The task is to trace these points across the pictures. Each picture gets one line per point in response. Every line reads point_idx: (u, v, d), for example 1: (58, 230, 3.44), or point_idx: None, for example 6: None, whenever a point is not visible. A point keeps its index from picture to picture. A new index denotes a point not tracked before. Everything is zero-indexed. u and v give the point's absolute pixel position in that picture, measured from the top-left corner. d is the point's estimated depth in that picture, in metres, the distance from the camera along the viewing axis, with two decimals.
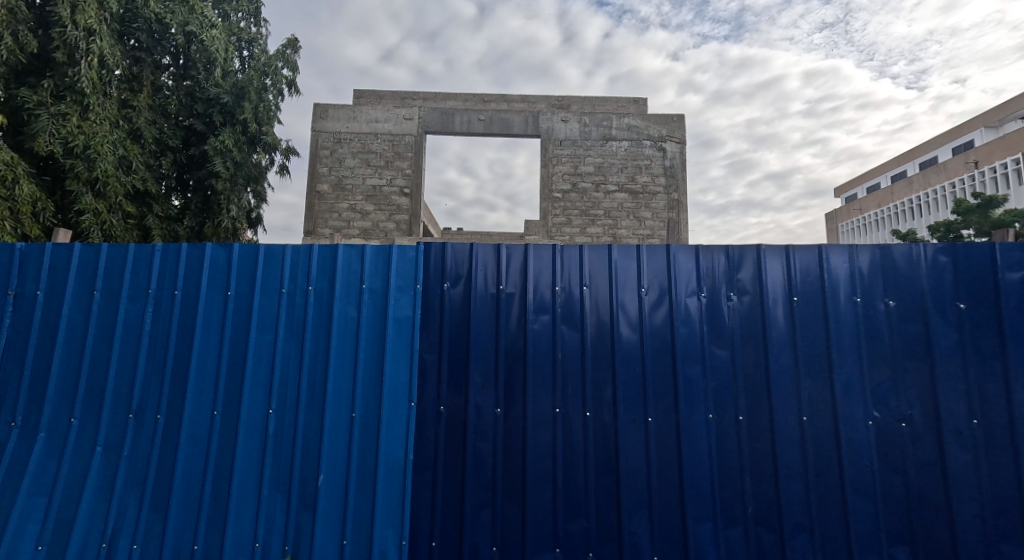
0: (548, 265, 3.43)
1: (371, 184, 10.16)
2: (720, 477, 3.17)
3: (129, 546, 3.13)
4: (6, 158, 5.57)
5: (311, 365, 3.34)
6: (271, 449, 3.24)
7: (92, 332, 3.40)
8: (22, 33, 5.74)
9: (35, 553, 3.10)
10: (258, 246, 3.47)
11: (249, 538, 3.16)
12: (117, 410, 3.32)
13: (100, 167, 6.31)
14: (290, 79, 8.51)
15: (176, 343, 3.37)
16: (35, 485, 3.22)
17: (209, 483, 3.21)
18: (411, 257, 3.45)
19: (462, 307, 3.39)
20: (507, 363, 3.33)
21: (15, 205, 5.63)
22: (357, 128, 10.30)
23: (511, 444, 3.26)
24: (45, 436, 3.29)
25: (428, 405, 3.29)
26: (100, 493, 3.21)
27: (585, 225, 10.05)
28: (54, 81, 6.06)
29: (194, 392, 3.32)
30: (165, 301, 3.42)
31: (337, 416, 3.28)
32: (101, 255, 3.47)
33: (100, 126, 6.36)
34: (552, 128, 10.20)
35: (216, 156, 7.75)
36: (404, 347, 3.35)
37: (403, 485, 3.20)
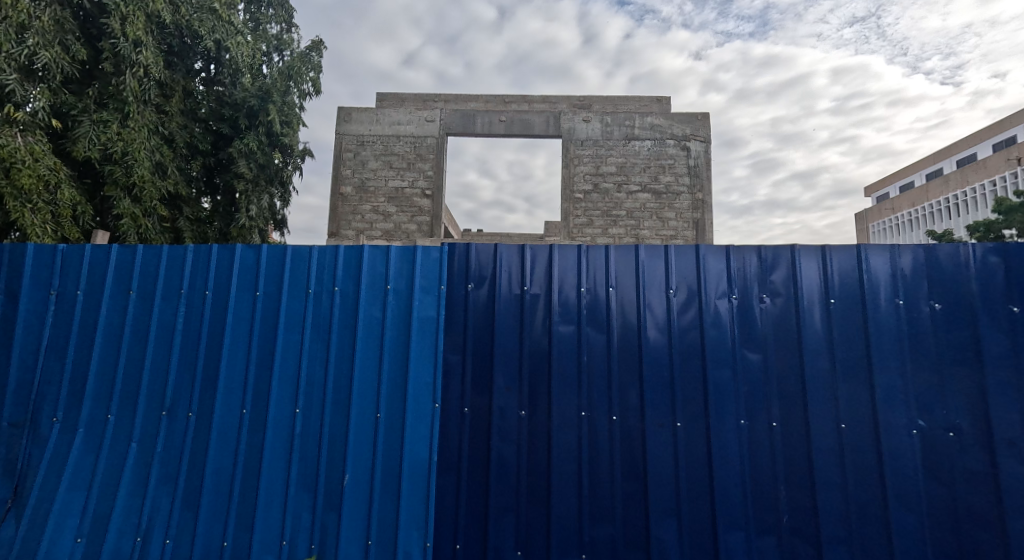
0: (574, 266, 3.37)
1: (393, 186, 10.19)
2: (752, 484, 3.08)
3: (162, 540, 3.17)
4: (51, 164, 5.71)
5: (337, 365, 3.34)
6: (298, 447, 3.25)
7: (128, 331, 3.45)
8: (71, 42, 5.92)
9: (74, 545, 3.17)
10: (285, 248, 3.48)
11: (277, 536, 3.17)
12: (151, 406, 3.36)
13: (138, 172, 6.44)
14: (313, 80, 8.63)
15: (208, 341, 3.40)
16: (74, 480, 3.28)
17: (239, 481, 3.23)
18: (435, 257, 3.43)
19: (487, 308, 3.36)
20: (531, 367, 3.28)
21: (58, 209, 5.78)
22: (380, 130, 10.36)
23: (535, 448, 3.21)
24: (83, 431, 3.35)
25: (452, 407, 3.27)
26: (135, 488, 3.25)
27: (606, 226, 9.93)
28: (98, 89, 6.30)
29: (224, 390, 3.34)
30: (196, 302, 3.45)
31: (361, 414, 3.28)
32: (136, 256, 3.52)
33: (139, 134, 6.51)
34: (573, 128, 10.09)
35: (241, 159, 7.92)
36: (427, 348, 3.33)
37: (427, 485, 3.18)
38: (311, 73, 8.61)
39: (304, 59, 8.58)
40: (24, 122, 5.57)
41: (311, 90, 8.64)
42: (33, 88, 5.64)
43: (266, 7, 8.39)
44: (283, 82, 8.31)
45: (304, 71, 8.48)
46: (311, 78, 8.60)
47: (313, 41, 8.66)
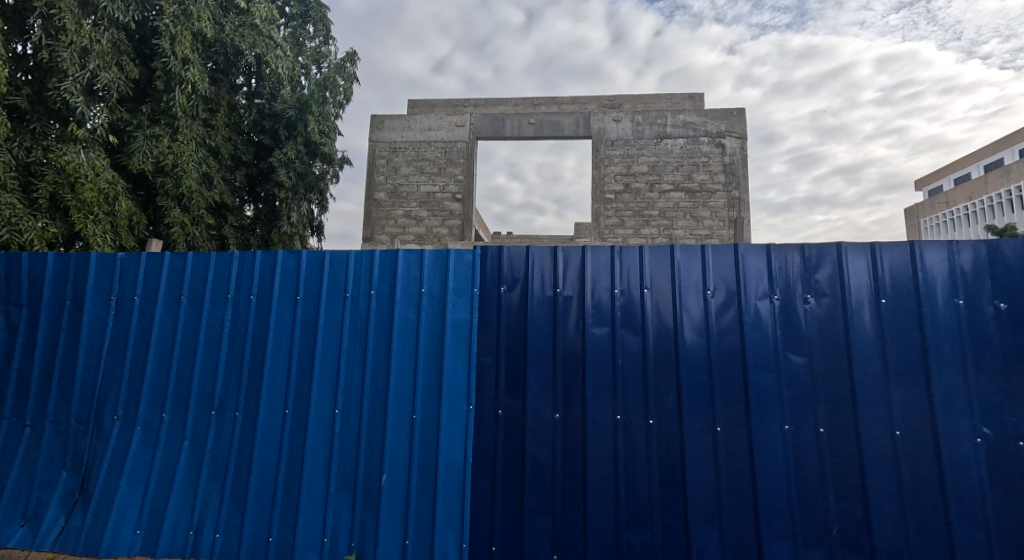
0: (607, 268, 3.30)
1: (425, 191, 10.25)
2: (799, 493, 2.95)
3: (212, 535, 3.24)
4: (109, 177, 5.91)
5: (374, 367, 3.34)
6: (337, 447, 3.27)
7: (180, 334, 3.53)
8: (127, 63, 6.03)
9: (134, 536, 3.27)
10: (324, 253, 3.51)
11: (318, 534, 3.19)
12: (201, 406, 3.43)
13: (186, 183, 6.63)
14: (346, 90, 8.76)
15: (253, 343, 3.45)
16: (134, 475, 3.40)
17: (282, 480, 3.27)
18: (468, 260, 3.41)
19: (520, 311, 3.31)
20: (565, 370, 3.22)
21: (116, 219, 6.00)
22: (411, 136, 10.44)
23: (570, 451, 3.15)
24: (141, 430, 3.45)
25: (486, 409, 3.24)
26: (188, 484, 3.33)
27: (638, 226, 9.77)
28: (151, 106, 6.48)
29: (268, 391, 3.38)
30: (242, 306, 3.51)
31: (398, 415, 3.27)
32: (187, 262, 3.60)
33: (188, 146, 6.71)
34: (603, 129, 9.96)
35: (281, 168, 8.04)
36: (461, 351, 3.30)
37: (463, 488, 3.15)
38: (344, 83, 8.69)
39: (338, 70, 8.64)
40: (86, 140, 5.76)
41: (345, 100, 8.75)
42: (95, 108, 5.81)
43: (306, 22, 8.60)
44: (319, 92, 8.40)
45: (337, 83, 8.53)
46: (345, 87, 8.72)
47: (347, 52, 8.79)
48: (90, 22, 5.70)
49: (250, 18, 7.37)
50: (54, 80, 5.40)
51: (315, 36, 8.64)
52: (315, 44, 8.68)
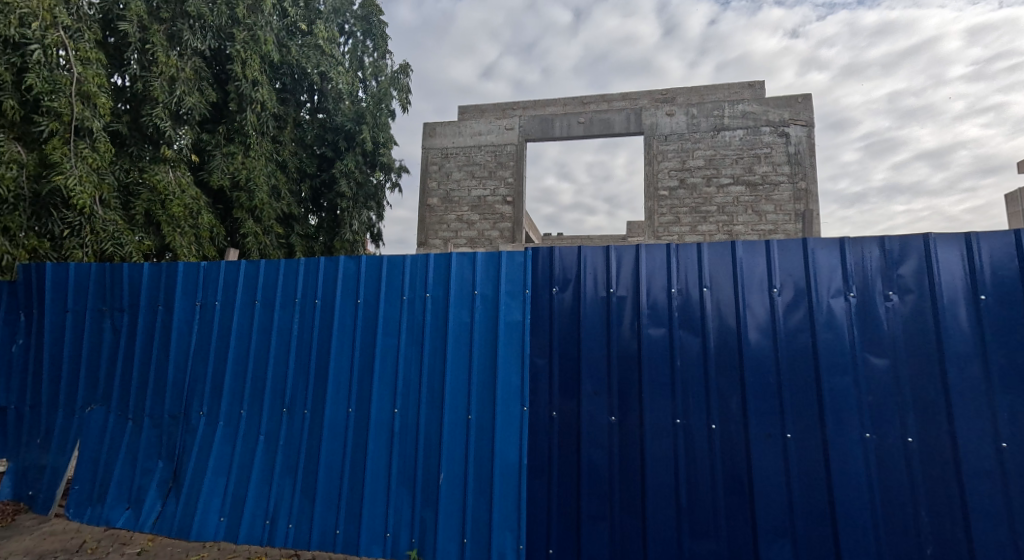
0: (662, 266, 3.14)
1: (476, 195, 10.26)
2: (885, 502, 2.72)
3: (286, 525, 3.38)
4: (193, 194, 6.25)
5: (431, 368, 3.34)
6: (398, 446, 3.31)
7: (255, 336, 3.66)
8: (206, 88, 6.44)
9: (219, 524, 3.49)
10: (383, 256, 3.53)
11: (381, 528, 3.25)
12: (274, 404, 3.56)
13: (259, 196, 6.87)
14: (401, 100, 8.92)
15: (319, 344, 3.54)
16: (217, 467, 3.58)
17: (348, 476, 3.36)
18: (520, 261, 3.34)
19: (572, 312, 3.22)
20: (621, 372, 3.10)
21: (199, 231, 6.31)
22: (463, 142, 10.47)
23: (628, 454, 3.02)
24: (223, 425, 3.62)
25: (540, 412, 3.16)
26: (264, 477, 3.49)
27: (695, 222, 9.45)
28: (226, 127, 6.77)
29: (333, 391, 3.47)
30: (309, 308, 3.60)
31: (454, 415, 3.26)
32: (260, 267, 3.73)
33: (259, 161, 7.00)
34: (656, 123, 9.67)
35: (343, 178, 8.25)
36: (514, 353, 3.25)
37: (518, 489, 3.11)
38: (397, 94, 8.85)
39: (391, 81, 8.81)
40: (174, 160, 6.20)
41: (400, 108, 8.88)
42: (181, 130, 6.23)
43: (366, 38, 8.94)
44: (375, 105, 8.57)
45: (389, 93, 8.64)
46: (400, 98, 8.88)
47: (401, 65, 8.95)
48: (176, 53, 6.18)
49: (312, 39, 7.72)
50: (147, 106, 5.91)
51: (374, 51, 8.91)
52: (374, 59, 8.93)
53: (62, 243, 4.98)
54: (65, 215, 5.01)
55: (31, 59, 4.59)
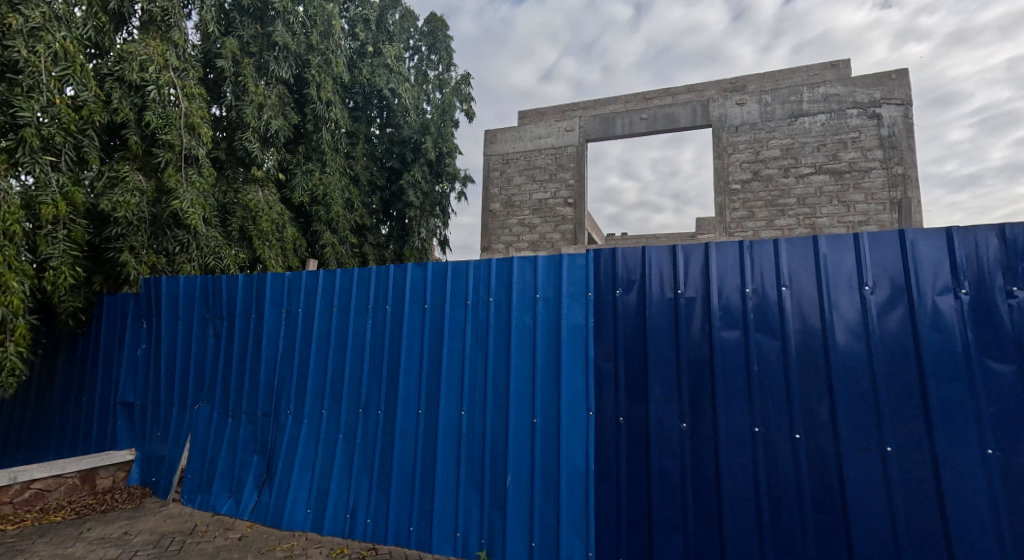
0: (735, 265, 2.89)
1: (537, 199, 10.11)
2: (1012, 524, 2.34)
3: (364, 520, 3.56)
4: (278, 211, 6.57)
5: (495, 372, 3.32)
6: (465, 447, 3.34)
7: (333, 341, 3.92)
8: (289, 112, 6.88)
9: (306, 515, 3.78)
10: (446, 262, 3.56)
11: (451, 528, 3.30)
12: (351, 404, 3.78)
13: (334, 208, 7.26)
14: (466, 110, 9.05)
15: (390, 348, 3.69)
16: (304, 462, 3.89)
17: (418, 477, 3.45)
18: (581, 263, 3.19)
19: (638, 315, 3.04)
20: (691, 377, 2.89)
21: (285, 243, 6.65)
22: (523, 146, 10.37)
23: (701, 464, 2.81)
24: (308, 423, 3.93)
25: (607, 417, 3.02)
26: (344, 473, 3.72)
27: (771, 218, 7.73)
28: (306, 147, 7.20)
29: (403, 392, 3.59)
30: (380, 315, 3.77)
31: (519, 419, 3.21)
32: (336, 277, 3.99)
33: (335, 176, 7.38)
34: (725, 114, 8.09)
35: (410, 190, 8.41)
36: (578, 356, 3.13)
37: (586, 497, 3.00)
38: (461, 104, 9.01)
39: (456, 92, 9.05)
40: (263, 179, 6.57)
41: (466, 117, 8.99)
42: (267, 151, 6.64)
43: (431, 52, 9.17)
44: (441, 116, 8.84)
45: (454, 104, 8.88)
46: (465, 107, 9.00)
47: (464, 75, 9.03)
48: (263, 83, 6.62)
49: (381, 59, 8.15)
50: (239, 132, 6.35)
51: (439, 64, 9.13)
52: (438, 72, 9.15)
53: (176, 259, 5.35)
54: (176, 233, 5.38)
55: (150, 98, 5.00)
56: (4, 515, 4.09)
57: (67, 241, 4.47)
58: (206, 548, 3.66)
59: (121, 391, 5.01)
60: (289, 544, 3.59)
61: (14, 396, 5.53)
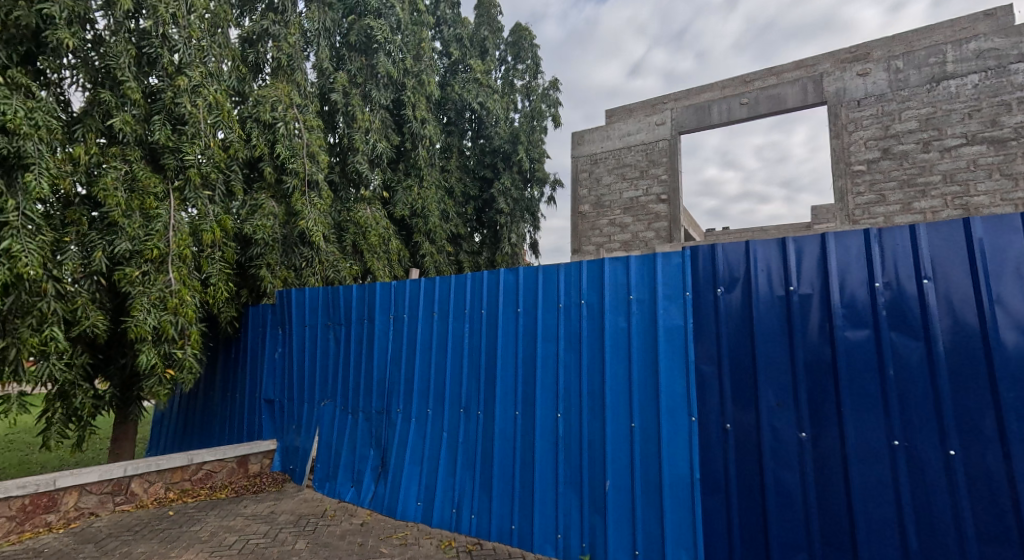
0: (859, 258, 2.72)
1: (628, 197, 10.03)
2: None
3: (470, 516, 3.80)
4: (385, 225, 7.11)
5: (589, 374, 3.46)
6: (563, 449, 3.48)
7: (435, 344, 4.23)
8: (390, 133, 7.49)
9: (417, 506, 4.11)
10: (538, 267, 3.75)
11: (552, 529, 3.45)
12: (453, 405, 4.06)
13: (432, 221, 7.73)
14: (554, 115, 9.23)
15: (486, 351, 3.92)
16: (413, 457, 4.23)
17: (518, 477, 3.64)
18: (677, 262, 3.22)
19: (742, 314, 2.99)
20: (810, 381, 2.78)
21: (391, 255, 7.17)
22: (612, 145, 10.34)
23: (827, 479, 2.70)
24: (415, 421, 4.27)
25: (711, 423, 3.01)
26: (448, 471, 4.00)
27: (908, 201, 6.64)
28: (405, 166, 7.79)
29: (501, 393, 3.81)
30: (477, 319, 4.02)
31: (617, 424, 3.31)
32: (435, 285, 4.31)
33: (431, 190, 7.87)
34: (844, 88, 7.19)
35: (501, 197, 8.72)
36: (677, 357, 3.16)
37: (691, 505, 3.01)
38: (550, 109, 9.19)
39: (544, 98, 9.22)
40: (370, 198, 7.10)
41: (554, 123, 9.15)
42: (374, 172, 7.21)
43: (517, 61, 9.42)
44: (528, 122, 9.07)
45: (542, 110, 9.09)
46: (552, 113, 9.20)
47: (553, 80, 9.21)
48: (369, 109, 7.23)
49: (471, 74, 8.55)
50: (352, 156, 6.88)
51: (525, 72, 9.36)
52: (524, 81, 9.39)
53: (303, 273, 6.01)
54: (302, 250, 6.06)
55: (281, 133, 5.80)
56: (185, 489, 4.89)
57: (222, 262, 5.17)
58: (335, 531, 4.06)
59: (263, 389, 5.66)
60: (403, 533, 3.93)
61: (192, 390, 6.43)
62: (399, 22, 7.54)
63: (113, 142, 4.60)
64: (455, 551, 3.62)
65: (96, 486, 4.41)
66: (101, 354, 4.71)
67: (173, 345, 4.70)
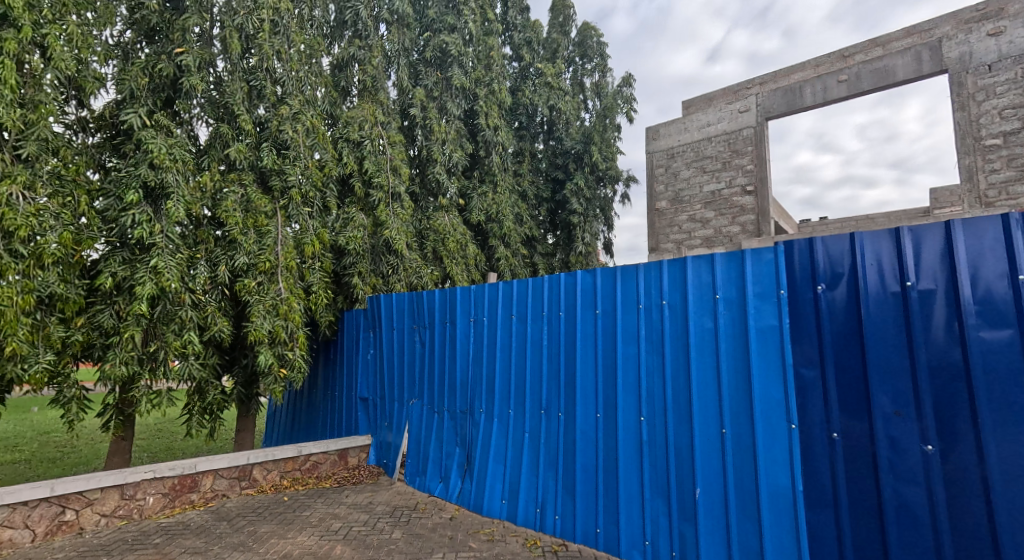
0: (997, 249, 2.50)
1: (710, 191, 9.49)
2: None
3: (554, 516, 4.01)
4: (462, 232, 7.47)
5: (675, 378, 3.49)
6: (648, 454, 3.56)
7: (515, 345, 4.49)
8: (464, 142, 7.86)
9: (502, 504, 4.37)
10: (615, 268, 3.88)
11: (639, 535, 3.55)
12: (534, 406, 4.29)
13: (506, 225, 8.01)
14: (628, 111, 9.24)
15: (565, 353, 4.12)
16: (497, 456, 4.50)
17: (601, 480, 3.78)
18: (769, 258, 3.14)
19: (848, 311, 2.85)
20: (938, 387, 2.59)
21: (468, 259, 7.51)
22: (691, 137, 9.82)
23: (961, 498, 2.50)
24: (498, 421, 4.54)
25: (815, 432, 2.90)
26: (531, 471, 4.24)
27: None
28: (479, 173, 8.14)
29: (582, 395, 3.98)
30: (555, 322, 4.23)
31: (706, 432, 3.30)
32: (513, 289, 4.57)
33: (505, 195, 8.14)
34: (971, 52, 6.23)
35: (573, 197, 8.87)
36: (773, 360, 3.09)
37: (795, 520, 2.93)
38: (623, 105, 9.14)
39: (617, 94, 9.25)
40: (447, 205, 7.49)
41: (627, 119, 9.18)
42: (451, 180, 7.59)
43: (585, 59, 9.56)
44: (602, 120, 9.12)
45: (615, 105, 9.07)
46: (625, 109, 9.16)
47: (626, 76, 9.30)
48: (445, 120, 7.63)
49: (542, 79, 8.89)
50: (430, 167, 7.32)
51: (593, 70, 9.49)
52: (594, 79, 9.52)
53: (390, 281, 6.41)
54: (389, 258, 6.48)
55: (368, 150, 6.35)
56: (296, 478, 5.42)
57: (321, 271, 5.69)
58: (427, 523, 4.40)
59: (358, 387, 6.16)
60: (489, 529, 4.21)
61: (299, 388, 7.10)
62: (471, 35, 7.92)
63: (232, 169, 5.22)
64: (541, 550, 3.82)
65: (226, 471, 5.01)
66: (226, 354, 5.32)
67: (285, 347, 5.23)
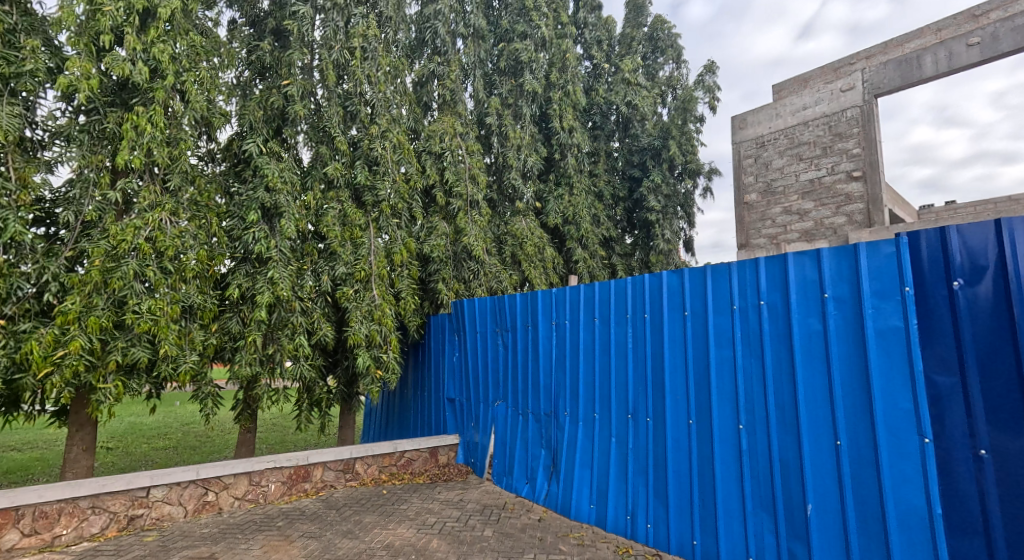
0: None
1: (808, 180, 7.80)
2: None
3: (646, 524, 4.03)
4: (539, 236, 7.63)
5: (778, 383, 3.39)
6: (749, 465, 3.48)
7: (599, 346, 4.60)
8: (539, 147, 8.06)
9: (590, 509, 4.48)
10: (705, 268, 3.86)
11: (743, 549, 3.45)
12: (620, 411, 4.38)
13: (583, 226, 8.08)
14: (710, 100, 9.08)
15: (652, 357, 4.16)
16: (583, 459, 4.63)
17: (697, 489, 3.75)
18: (888, 253, 2.97)
19: (992, 308, 2.61)
20: None
21: (547, 262, 7.64)
22: (782, 124, 8.16)
23: None
24: (583, 424, 4.67)
25: (957, 444, 2.67)
26: (620, 476, 4.31)
27: None
28: (555, 176, 8.28)
29: (671, 398, 4.00)
30: (639, 324, 4.30)
31: (820, 444, 3.16)
32: (596, 292, 4.67)
33: (582, 197, 8.19)
34: None
35: (651, 195, 8.80)
36: (900, 364, 2.90)
37: (934, 541, 2.71)
38: (703, 95, 9.03)
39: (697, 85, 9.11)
40: (524, 209, 7.69)
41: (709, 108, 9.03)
42: (528, 185, 7.81)
43: (658, 53, 9.51)
44: (681, 113, 9.02)
45: (694, 96, 8.97)
46: (705, 97, 9.01)
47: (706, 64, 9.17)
48: (520, 126, 7.86)
49: (619, 77, 8.91)
50: (507, 172, 7.59)
51: (667, 63, 9.42)
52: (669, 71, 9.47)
53: (471, 285, 6.70)
54: (470, 264, 6.75)
55: (448, 159, 6.71)
56: (393, 472, 5.80)
57: (409, 277, 6.01)
58: (517, 523, 4.60)
59: (445, 388, 6.48)
60: (579, 533, 4.33)
61: (393, 388, 7.57)
62: (544, 41, 8.09)
63: (331, 187, 5.65)
64: None
65: (333, 463, 5.48)
66: (332, 355, 5.82)
67: (381, 348, 5.57)
